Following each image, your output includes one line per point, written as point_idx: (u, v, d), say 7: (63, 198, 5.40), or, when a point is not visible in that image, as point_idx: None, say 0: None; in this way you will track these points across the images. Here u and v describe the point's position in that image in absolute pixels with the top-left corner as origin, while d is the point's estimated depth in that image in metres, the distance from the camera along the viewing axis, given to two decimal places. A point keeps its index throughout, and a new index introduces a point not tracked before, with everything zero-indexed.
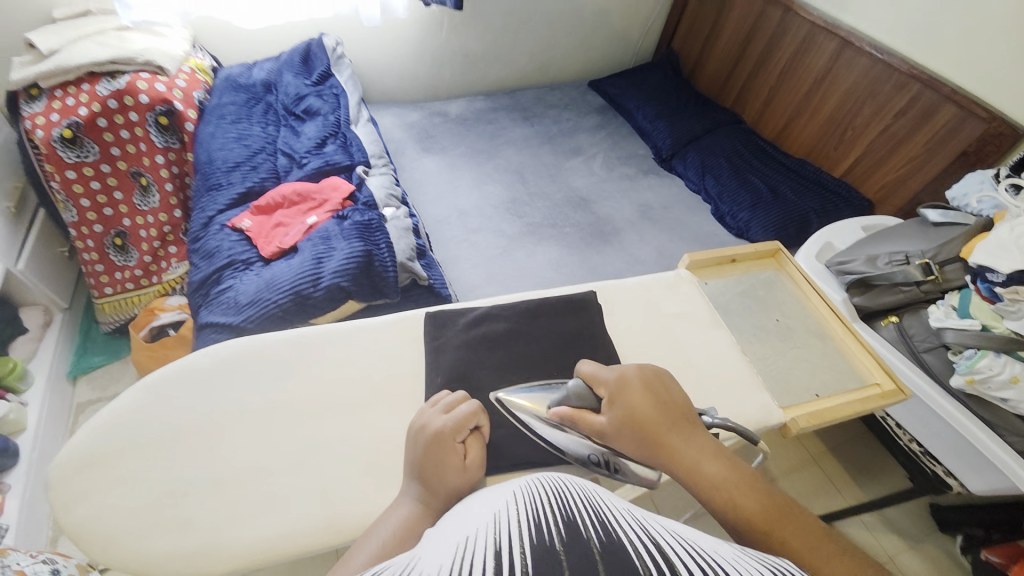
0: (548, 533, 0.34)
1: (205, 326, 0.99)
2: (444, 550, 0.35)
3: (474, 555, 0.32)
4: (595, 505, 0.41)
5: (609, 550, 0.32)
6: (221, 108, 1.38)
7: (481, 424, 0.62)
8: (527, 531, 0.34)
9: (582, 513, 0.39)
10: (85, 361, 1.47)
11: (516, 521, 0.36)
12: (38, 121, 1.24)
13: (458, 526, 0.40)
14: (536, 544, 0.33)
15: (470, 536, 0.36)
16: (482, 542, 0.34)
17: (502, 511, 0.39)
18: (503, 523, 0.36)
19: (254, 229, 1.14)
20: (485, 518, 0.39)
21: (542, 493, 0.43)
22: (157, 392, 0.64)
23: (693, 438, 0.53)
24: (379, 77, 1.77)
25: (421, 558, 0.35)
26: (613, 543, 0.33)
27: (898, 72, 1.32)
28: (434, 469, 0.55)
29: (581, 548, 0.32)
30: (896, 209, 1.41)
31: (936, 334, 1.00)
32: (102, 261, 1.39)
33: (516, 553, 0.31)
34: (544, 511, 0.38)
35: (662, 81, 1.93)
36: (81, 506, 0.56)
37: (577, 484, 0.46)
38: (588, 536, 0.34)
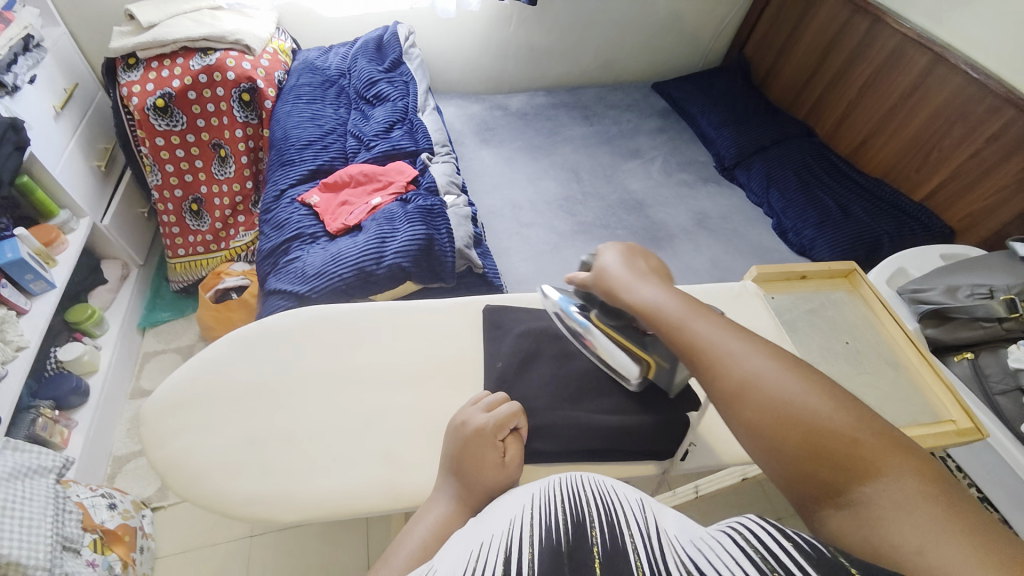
0: (557, 537, 0.39)
1: (271, 293, 1.05)
2: (457, 558, 0.39)
3: (490, 564, 0.36)
4: (602, 503, 0.45)
5: (610, 558, 0.36)
6: (299, 88, 1.45)
7: (520, 425, 0.60)
8: (535, 535, 0.39)
9: (593, 514, 0.43)
10: (153, 315, 1.59)
11: (528, 525, 0.41)
12: (135, 89, 1.34)
13: (482, 526, 0.44)
14: (544, 547, 0.37)
15: (486, 541, 0.40)
16: (497, 548, 0.39)
17: (519, 514, 0.44)
18: (518, 527, 0.41)
19: (322, 205, 1.20)
20: (503, 523, 0.43)
21: (555, 491, 0.47)
22: (234, 346, 0.69)
23: (642, 286, 0.58)
24: (445, 67, 1.80)
25: (438, 567, 0.39)
26: (615, 550, 0.37)
27: (994, 94, 1.24)
28: (474, 467, 0.54)
29: (582, 555, 0.36)
30: (978, 240, 1.33)
31: (1014, 376, 0.94)
32: (179, 224, 1.50)
33: (523, 562, 0.36)
34: (553, 512, 0.43)
35: (730, 88, 1.87)
36: (171, 441, 0.61)
37: (592, 479, 0.51)
38: (591, 542, 0.38)
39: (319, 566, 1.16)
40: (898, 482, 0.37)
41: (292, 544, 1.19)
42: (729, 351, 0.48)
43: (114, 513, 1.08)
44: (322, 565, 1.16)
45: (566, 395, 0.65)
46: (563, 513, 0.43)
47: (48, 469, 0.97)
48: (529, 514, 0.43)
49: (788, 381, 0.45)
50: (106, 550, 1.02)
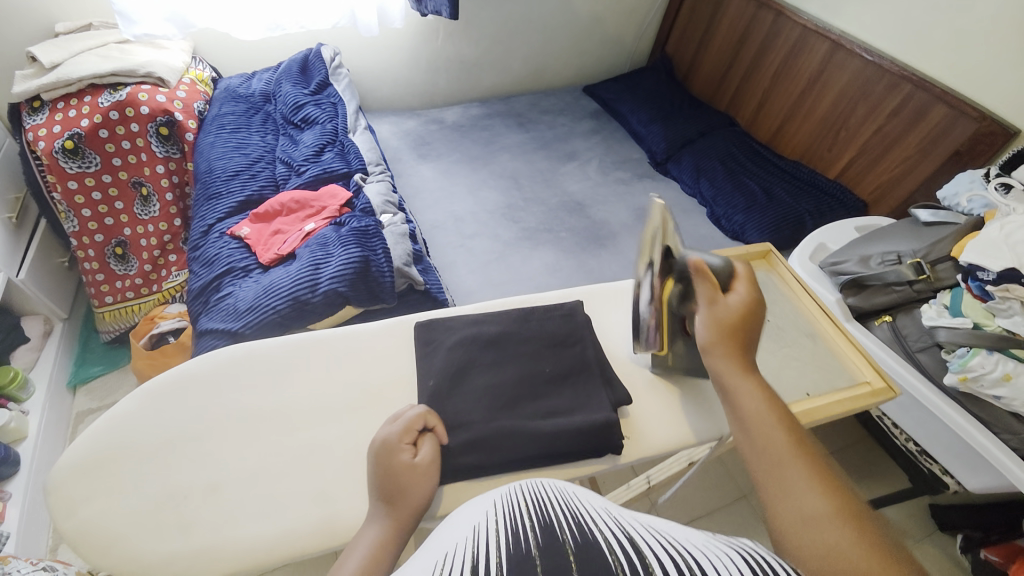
0: (526, 545, 0.35)
1: (204, 333, 1.00)
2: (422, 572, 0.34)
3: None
4: (571, 504, 0.43)
5: (585, 555, 0.33)
6: (221, 118, 1.40)
7: (431, 425, 0.61)
8: (505, 541, 0.35)
9: (560, 517, 0.40)
10: (84, 371, 1.48)
11: (495, 532, 0.37)
12: (40, 132, 1.27)
13: (442, 539, 0.40)
14: (513, 554, 0.34)
15: (450, 552, 0.36)
16: (463, 556, 0.34)
17: (483, 520, 0.40)
18: (484, 536, 0.37)
19: (252, 236, 1.16)
20: (466, 531, 0.39)
21: (520, 498, 0.44)
22: (152, 399, 0.65)
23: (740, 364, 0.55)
24: (376, 86, 1.79)
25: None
26: (588, 548, 0.34)
27: (889, 73, 1.34)
28: (389, 479, 0.54)
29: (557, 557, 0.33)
30: (890, 209, 1.43)
31: (929, 333, 1.00)
32: (103, 269, 1.41)
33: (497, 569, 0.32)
34: (524, 518, 0.39)
35: (657, 85, 1.95)
36: (82, 510, 0.57)
37: (552, 484, 0.48)
38: (564, 543, 0.35)
39: None
40: None
41: None
42: (803, 499, 0.43)
43: None
44: None
45: (503, 405, 0.65)
46: (531, 520, 0.39)
47: None
48: (494, 521, 0.39)
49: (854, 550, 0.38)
50: None
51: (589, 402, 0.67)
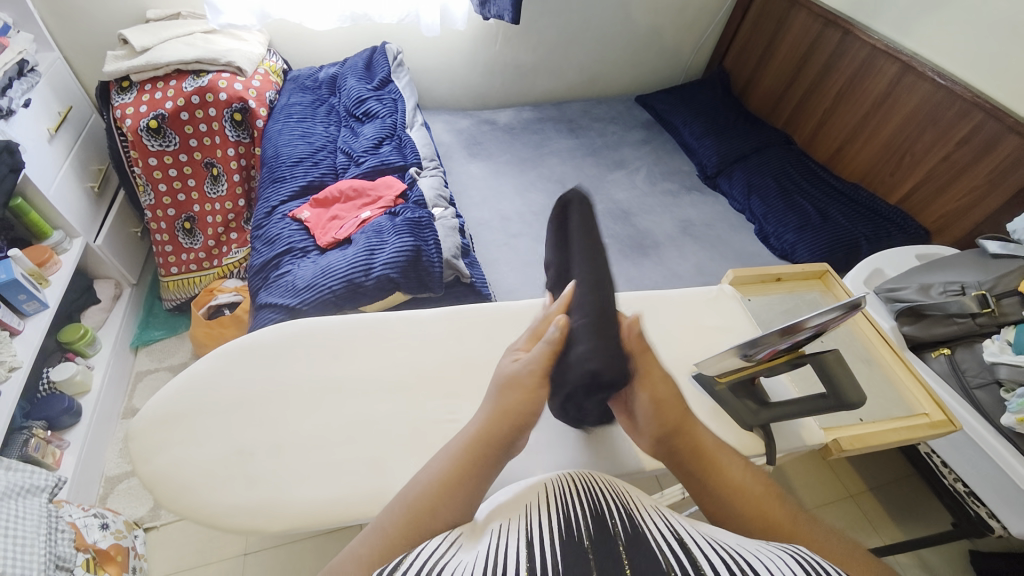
0: (577, 523, 0.41)
1: (262, 307, 1.07)
2: (483, 538, 0.41)
3: (512, 541, 0.38)
4: (619, 499, 0.47)
5: (630, 538, 0.39)
6: (289, 107, 1.49)
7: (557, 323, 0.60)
8: (556, 520, 0.41)
9: (612, 509, 0.44)
10: (146, 334, 1.59)
11: (545, 512, 0.43)
12: (128, 111, 1.37)
13: (502, 515, 0.47)
14: (565, 530, 0.40)
15: (504, 530, 0.42)
16: (518, 530, 0.41)
17: (534, 505, 0.46)
18: (536, 514, 0.43)
19: (312, 220, 1.22)
20: (518, 512, 0.46)
21: (573, 488, 0.49)
22: (221, 360, 0.71)
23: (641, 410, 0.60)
24: (434, 85, 1.85)
25: (462, 545, 0.41)
26: (633, 533, 0.39)
27: (961, 100, 1.30)
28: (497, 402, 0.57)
29: (606, 540, 0.38)
30: (953, 239, 1.37)
31: (989, 370, 0.96)
32: (172, 242, 1.52)
33: (548, 539, 0.38)
34: (573, 504, 0.44)
35: (711, 99, 1.93)
36: (153, 455, 0.63)
37: (605, 481, 0.52)
38: (612, 526, 0.40)
39: None
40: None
41: (287, 558, 1.19)
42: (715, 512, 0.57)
43: (106, 533, 1.08)
44: None
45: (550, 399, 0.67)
46: (580, 504, 0.45)
47: (40, 489, 0.97)
48: (546, 503, 0.46)
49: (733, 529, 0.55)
50: (99, 569, 1.02)
51: None
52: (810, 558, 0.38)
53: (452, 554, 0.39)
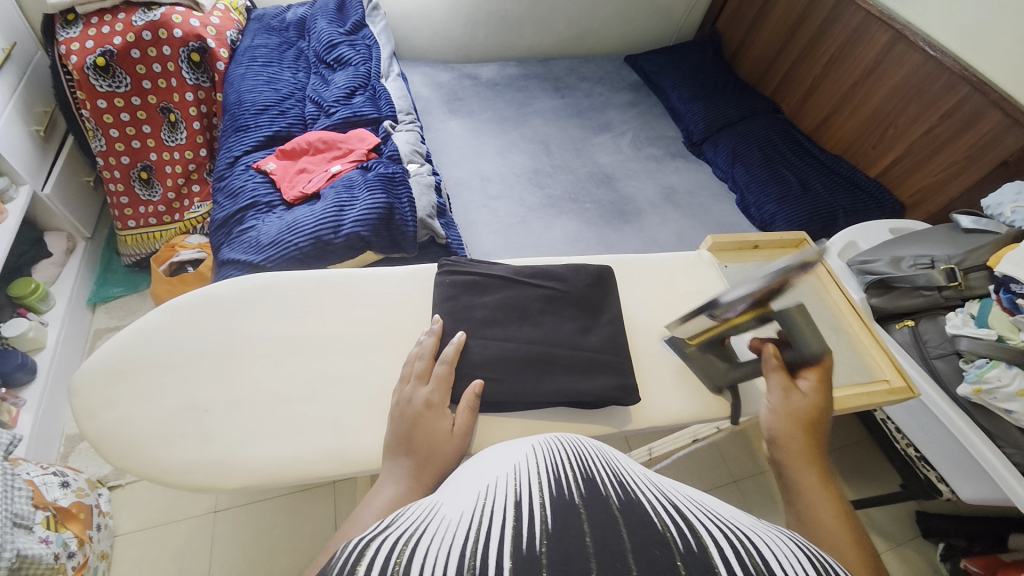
0: (571, 488, 0.37)
1: (225, 263, 1.01)
2: (466, 498, 0.37)
3: (497, 509, 0.34)
4: (613, 467, 0.44)
5: (628, 508, 0.35)
6: (253, 49, 1.38)
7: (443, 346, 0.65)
8: (549, 485, 0.37)
9: (603, 473, 0.41)
10: (105, 291, 1.51)
11: (535, 474, 0.39)
12: (73, 46, 1.25)
13: (479, 473, 0.43)
14: (558, 497, 0.36)
15: (490, 486, 0.38)
16: (504, 493, 0.36)
17: (522, 462, 0.42)
18: (527, 476, 0.39)
19: (278, 172, 1.15)
20: (506, 468, 0.42)
21: (561, 449, 0.45)
22: (176, 316, 0.67)
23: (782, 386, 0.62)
24: (413, 33, 1.74)
25: (442, 506, 0.37)
26: (631, 503, 0.36)
27: (948, 72, 1.28)
28: (427, 441, 0.56)
29: (603, 508, 0.34)
30: (928, 214, 1.38)
31: (950, 341, 0.99)
32: (128, 193, 1.42)
33: (541, 508, 0.34)
34: (564, 466, 0.41)
35: (701, 62, 1.87)
36: (103, 413, 0.59)
37: (592, 444, 0.49)
38: (608, 493, 0.37)
39: (286, 536, 1.16)
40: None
41: (260, 516, 1.18)
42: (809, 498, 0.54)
43: (68, 490, 1.05)
44: (291, 536, 1.16)
45: (522, 363, 0.66)
46: (572, 469, 0.41)
47: None
48: (535, 463, 0.42)
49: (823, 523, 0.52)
50: (61, 527, 0.99)
51: (607, 367, 0.67)
52: (810, 551, 0.36)
53: (432, 520, 0.35)
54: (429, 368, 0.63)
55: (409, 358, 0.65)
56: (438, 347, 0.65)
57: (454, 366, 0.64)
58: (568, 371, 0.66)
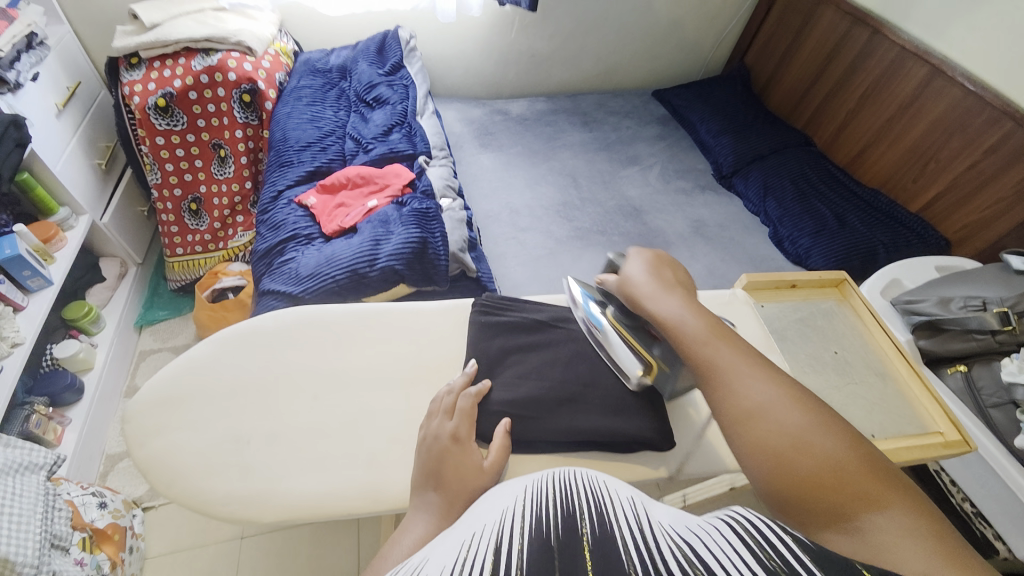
0: (546, 527, 0.36)
1: (265, 293, 1.05)
2: (449, 550, 0.36)
3: (476, 556, 0.33)
4: (595, 494, 0.43)
5: (601, 543, 0.34)
6: (299, 90, 1.46)
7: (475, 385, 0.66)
8: (520, 525, 0.37)
9: (584, 506, 0.40)
10: (150, 314, 1.59)
11: (515, 516, 0.39)
12: (136, 88, 1.35)
13: (469, 522, 0.42)
14: (531, 538, 0.35)
15: (475, 535, 0.38)
16: (486, 539, 0.36)
17: (508, 508, 0.41)
18: (509, 518, 0.39)
19: (318, 206, 1.20)
20: (493, 515, 0.41)
21: (546, 485, 0.45)
22: (221, 347, 0.70)
23: (672, 291, 0.60)
24: (447, 72, 1.82)
25: (428, 562, 0.36)
26: (604, 537, 0.35)
27: (991, 107, 1.25)
28: (456, 476, 0.56)
29: (573, 546, 0.34)
30: (975, 251, 1.32)
31: (1006, 390, 0.93)
32: (178, 223, 1.51)
33: (513, 552, 0.33)
34: (542, 505, 0.40)
35: (730, 96, 1.88)
36: (151, 441, 0.62)
37: (583, 473, 0.48)
38: (581, 530, 0.36)
39: (308, 566, 1.16)
40: (901, 517, 0.36)
41: (284, 544, 1.19)
42: (741, 382, 0.48)
43: (105, 511, 1.08)
44: (313, 567, 1.16)
45: (554, 404, 0.66)
46: (553, 506, 0.40)
47: (38, 466, 0.97)
48: (519, 504, 0.41)
49: (796, 415, 0.45)
50: (96, 549, 1.02)
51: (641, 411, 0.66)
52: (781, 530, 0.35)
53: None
54: (456, 403, 0.64)
55: (436, 396, 0.65)
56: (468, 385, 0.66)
57: (480, 403, 0.65)
58: (602, 413, 0.65)
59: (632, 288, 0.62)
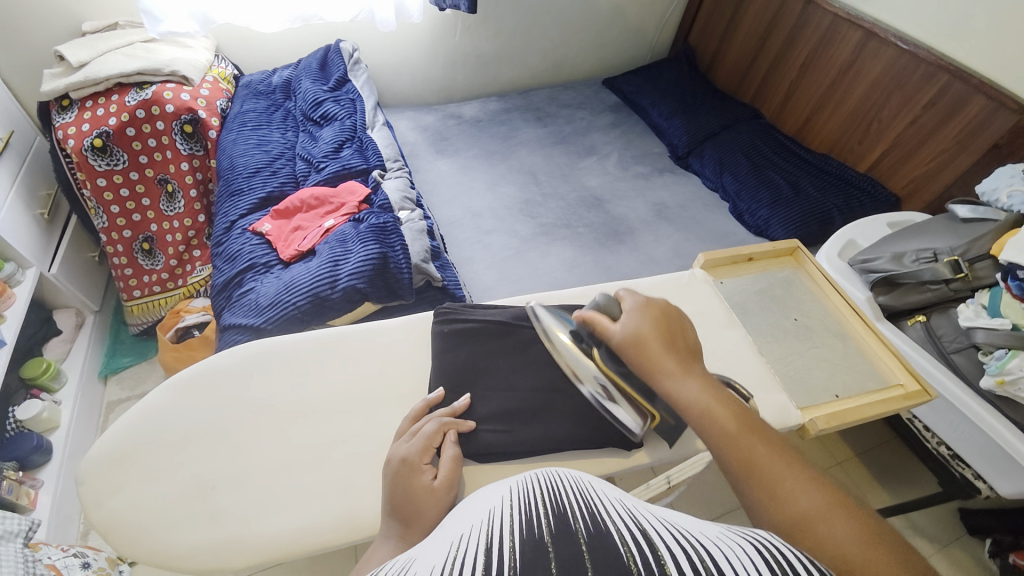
0: (538, 527, 0.35)
1: (227, 328, 1.02)
2: (439, 550, 0.35)
3: (467, 561, 0.32)
4: (583, 493, 0.42)
5: (596, 540, 0.33)
6: (243, 115, 1.42)
7: (436, 403, 0.65)
8: (516, 525, 0.35)
9: (575, 504, 0.40)
10: (114, 362, 1.53)
11: (507, 517, 0.38)
12: (70, 130, 1.29)
13: (455, 523, 0.40)
14: (526, 540, 0.34)
15: (465, 533, 0.37)
16: (476, 539, 0.35)
17: (497, 506, 0.40)
18: (496, 519, 0.38)
19: (274, 232, 1.17)
20: (482, 514, 0.40)
21: (535, 485, 0.44)
22: (177, 393, 0.67)
23: (693, 363, 0.58)
24: (395, 81, 1.79)
25: (416, 561, 0.35)
26: (599, 534, 0.34)
27: (925, 63, 1.29)
28: (407, 499, 0.54)
29: (568, 544, 0.33)
30: (924, 204, 1.37)
31: (966, 334, 0.97)
32: (131, 265, 1.45)
33: (506, 554, 0.32)
34: (533, 503, 0.40)
35: (678, 77, 1.91)
36: (110, 501, 0.59)
37: (568, 473, 0.47)
38: (576, 527, 0.35)
39: None
40: None
41: None
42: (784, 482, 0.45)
43: (89, 571, 1.03)
44: None
45: (523, 409, 0.66)
46: (543, 505, 0.39)
47: (14, 534, 0.92)
48: (508, 505, 0.40)
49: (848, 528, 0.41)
50: None
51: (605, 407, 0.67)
52: (774, 544, 0.34)
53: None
54: (411, 425, 0.62)
55: (399, 425, 0.64)
56: (427, 407, 0.65)
57: (430, 417, 0.62)
58: (575, 414, 0.66)
59: (653, 357, 0.57)
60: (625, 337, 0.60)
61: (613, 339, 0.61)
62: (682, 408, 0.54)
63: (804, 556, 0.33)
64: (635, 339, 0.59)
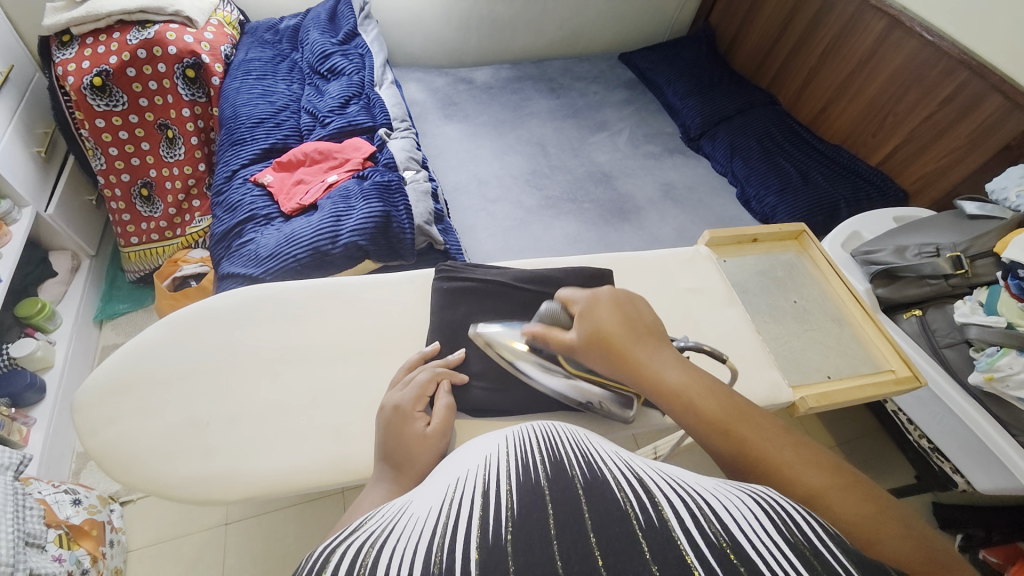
0: (536, 473, 0.36)
1: (225, 277, 1.01)
2: (435, 493, 0.36)
3: (465, 501, 0.33)
4: (581, 446, 0.43)
5: (593, 486, 0.34)
6: (247, 63, 1.38)
7: (431, 357, 0.65)
8: (513, 469, 0.36)
9: (572, 454, 0.40)
10: (110, 308, 1.52)
11: (504, 462, 0.38)
12: (69, 67, 1.26)
13: (448, 470, 0.41)
14: (523, 483, 0.34)
15: (461, 477, 0.37)
16: (474, 482, 0.36)
17: (494, 453, 0.41)
18: (492, 466, 0.38)
19: (275, 184, 1.15)
20: (478, 460, 0.41)
21: (532, 436, 0.44)
22: (173, 333, 0.67)
23: (661, 352, 0.54)
24: (406, 40, 1.75)
25: (413, 503, 0.35)
26: (596, 481, 0.35)
27: (947, 56, 1.26)
28: (399, 445, 0.54)
29: (566, 487, 0.33)
30: (932, 201, 1.36)
31: (959, 330, 0.97)
32: (129, 210, 1.42)
33: (505, 493, 0.33)
34: (532, 451, 0.40)
35: (696, 56, 1.86)
36: (104, 432, 0.59)
37: (566, 428, 0.48)
38: (573, 474, 0.36)
39: (298, 545, 1.16)
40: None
41: (272, 527, 1.18)
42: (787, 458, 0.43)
43: (80, 508, 1.05)
44: (303, 546, 1.16)
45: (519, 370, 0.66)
46: (541, 454, 0.40)
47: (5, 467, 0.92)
48: (504, 452, 0.41)
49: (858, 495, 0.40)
50: (74, 545, 0.99)
51: None
52: (771, 499, 0.35)
53: (400, 518, 0.33)
54: (406, 375, 0.62)
55: (394, 377, 0.64)
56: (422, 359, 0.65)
57: (426, 367, 0.63)
58: None
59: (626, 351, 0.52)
60: (586, 341, 0.55)
61: (571, 349, 0.56)
62: (665, 395, 0.50)
63: (796, 505, 0.34)
64: (595, 342, 0.54)
